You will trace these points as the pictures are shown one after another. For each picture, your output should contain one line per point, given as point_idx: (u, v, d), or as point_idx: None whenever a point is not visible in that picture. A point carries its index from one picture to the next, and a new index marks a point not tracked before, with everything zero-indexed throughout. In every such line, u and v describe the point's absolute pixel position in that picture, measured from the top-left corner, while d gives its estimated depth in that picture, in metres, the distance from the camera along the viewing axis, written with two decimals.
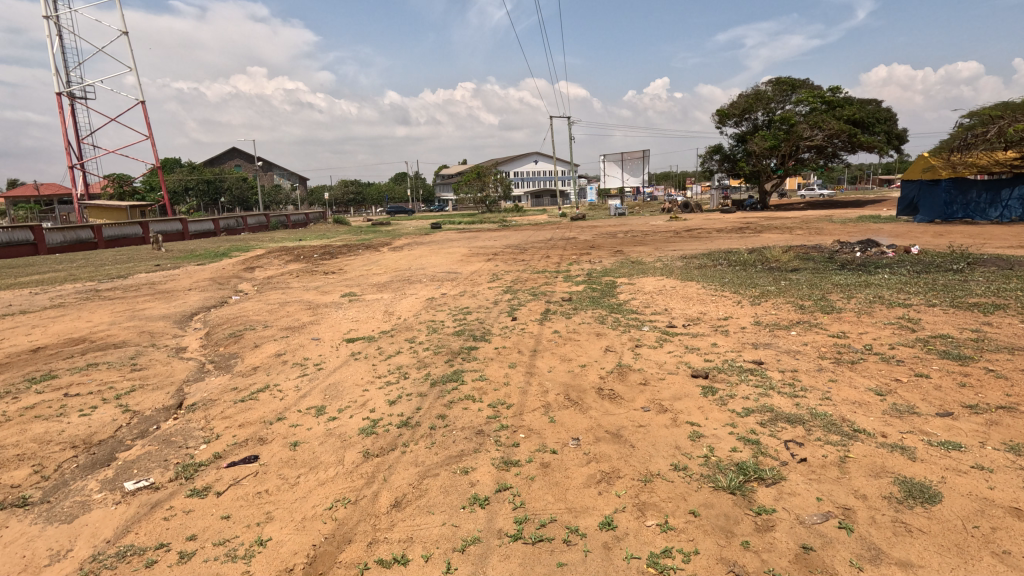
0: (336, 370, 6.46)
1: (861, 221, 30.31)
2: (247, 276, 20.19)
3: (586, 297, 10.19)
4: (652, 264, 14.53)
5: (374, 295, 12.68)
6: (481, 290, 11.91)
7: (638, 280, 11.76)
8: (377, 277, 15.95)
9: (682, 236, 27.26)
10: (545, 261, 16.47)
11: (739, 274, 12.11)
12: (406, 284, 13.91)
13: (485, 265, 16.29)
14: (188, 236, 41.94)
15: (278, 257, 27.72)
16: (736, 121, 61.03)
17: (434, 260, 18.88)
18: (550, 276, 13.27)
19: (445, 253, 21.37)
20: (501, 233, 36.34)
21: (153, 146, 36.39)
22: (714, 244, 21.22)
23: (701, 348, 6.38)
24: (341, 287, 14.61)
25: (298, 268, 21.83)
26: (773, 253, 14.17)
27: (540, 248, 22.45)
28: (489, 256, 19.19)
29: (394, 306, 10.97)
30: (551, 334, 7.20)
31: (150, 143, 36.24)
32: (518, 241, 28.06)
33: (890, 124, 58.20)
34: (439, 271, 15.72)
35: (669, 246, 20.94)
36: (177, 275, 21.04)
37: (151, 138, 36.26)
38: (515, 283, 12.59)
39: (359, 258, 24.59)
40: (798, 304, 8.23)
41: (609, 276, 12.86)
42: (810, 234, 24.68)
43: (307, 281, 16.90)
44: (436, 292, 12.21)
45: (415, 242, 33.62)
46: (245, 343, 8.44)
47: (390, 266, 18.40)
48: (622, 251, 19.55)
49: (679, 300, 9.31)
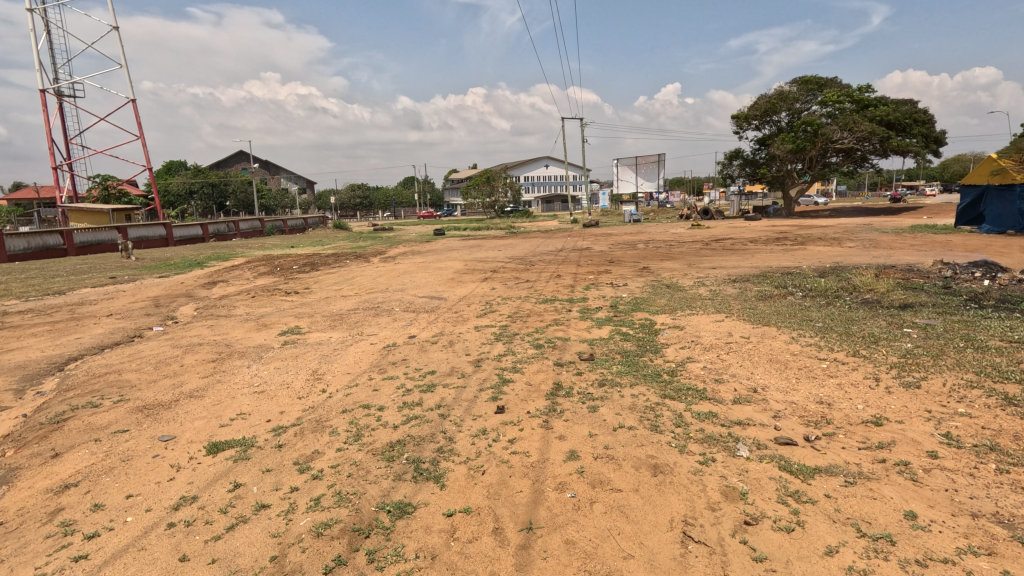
0: (107, 566, 3.04)
1: (916, 232, 26.60)
2: (200, 295, 16.99)
3: (619, 355, 6.74)
4: (695, 291, 11.06)
5: (321, 335, 9.33)
6: (465, 332, 8.49)
7: (686, 322, 8.29)
8: (341, 304, 12.62)
9: (713, 248, 23.75)
10: (556, 283, 13.07)
11: (828, 312, 8.60)
12: (372, 317, 10.57)
13: (479, 289, 12.89)
14: (171, 241, 39.18)
15: (254, 270, 24.59)
16: (757, 124, 57.39)
17: (421, 278, 15.50)
18: (560, 309, 9.83)
19: (436, 267, 18.05)
20: (507, 242, 32.95)
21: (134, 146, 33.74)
22: (759, 260, 17.71)
23: (897, 537, 2.89)
24: (289, 319, 11.24)
25: (264, 284, 18.64)
26: (861, 279, 10.57)
27: (549, 262, 19.01)
28: (486, 273, 15.81)
29: (335, 358, 7.58)
30: (565, 469, 3.75)
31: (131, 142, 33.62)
32: (525, 252, 24.67)
33: (929, 125, 53.75)
34: (420, 297, 12.39)
35: (704, 262, 17.41)
36: (121, 293, 17.90)
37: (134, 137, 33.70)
38: (513, 320, 9.18)
39: (342, 270, 21.34)
40: (998, 392, 4.70)
41: (641, 310, 9.39)
42: (865, 247, 21.11)
43: (259, 306, 13.62)
44: (403, 333, 8.83)
45: (411, 252, 30.29)
46: (47, 443, 5.00)
47: (366, 286, 15.09)
48: (648, 268, 16.06)
49: (769, 368, 5.84)
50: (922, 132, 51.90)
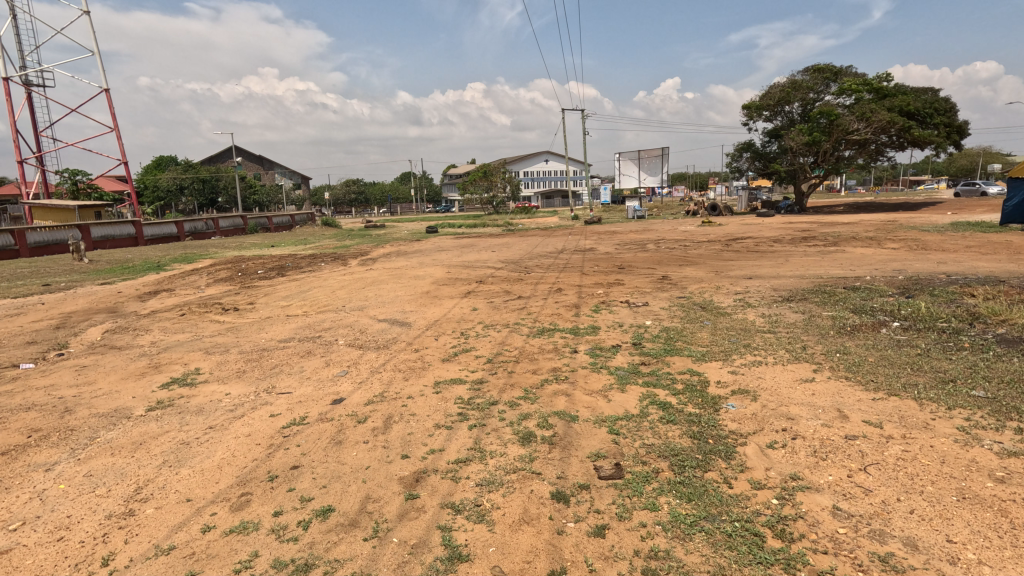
0: None
1: (960, 230, 23.64)
2: (127, 310, 14.12)
3: (666, 467, 3.85)
4: (744, 321, 8.12)
5: (214, 393, 6.39)
6: (417, 396, 5.57)
7: (758, 382, 5.38)
8: (276, 331, 9.69)
9: (734, 249, 20.88)
10: (555, 302, 10.19)
11: (966, 362, 5.65)
12: (302, 355, 7.67)
13: (456, 310, 9.98)
14: (142, 240, 36.41)
15: (212, 274, 21.70)
16: (767, 115, 54.45)
17: (390, 292, 12.58)
18: (562, 349, 6.95)
19: (411, 275, 15.19)
20: (503, 241, 30.11)
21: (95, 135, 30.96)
22: (797, 267, 14.88)
23: None
24: (196, 355, 8.31)
25: (211, 295, 15.80)
26: (977, 303, 7.62)
27: (547, 268, 16.16)
28: (470, 285, 12.94)
29: (198, 449, 4.67)
30: None
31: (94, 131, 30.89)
32: (521, 254, 21.74)
33: (951, 114, 50.54)
34: (376, 323, 9.52)
35: (733, 270, 14.57)
36: (36, 306, 15.06)
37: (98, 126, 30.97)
38: (492, 370, 6.27)
39: (307, 277, 18.42)
40: None
41: (678, 354, 6.50)
42: (913, 250, 18.22)
43: (176, 330, 10.68)
44: (328, 395, 5.91)
45: (397, 252, 27.50)
46: None
47: (321, 303, 12.12)
48: (669, 278, 13.20)
49: (986, 532, 2.90)
50: (944, 122, 48.82)
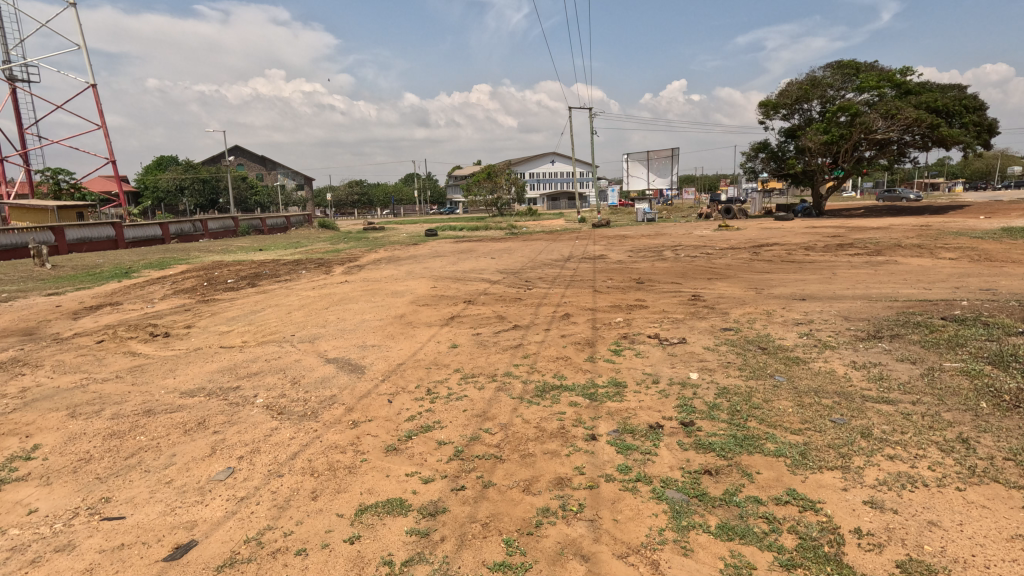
0: None
1: (1017, 237, 20.99)
2: (45, 332, 11.70)
3: None
4: (838, 379, 5.57)
5: (8, 512, 3.94)
6: (315, 552, 3.14)
7: (941, 543, 2.88)
8: (188, 375, 7.20)
9: (765, 258, 18.42)
10: (561, 336, 7.72)
11: None
12: (190, 427, 5.21)
13: (428, 348, 7.52)
14: (122, 243, 34.22)
15: (177, 284, 19.39)
16: (784, 113, 51.79)
17: (355, 316, 10.11)
18: (570, 436, 4.47)
19: (390, 290, 12.74)
20: (504, 246, 27.59)
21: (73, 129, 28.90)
22: (852, 284, 12.36)
23: None
24: (51, 419, 5.86)
25: (155, 312, 13.40)
26: None
27: (552, 282, 13.71)
28: (458, 306, 10.52)
29: None
30: None
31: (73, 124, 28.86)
32: (522, 262, 19.26)
33: (981, 112, 47.68)
34: (317, 368, 7.05)
35: (775, 288, 12.08)
36: None
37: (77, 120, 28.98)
38: (459, 484, 3.83)
39: (277, 290, 16.07)
40: None
41: (760, 452, 4.02)
42: (977, 260, 15.71)
43: (71, 368, 8.23)
44: (173, 534, 3.47)
45: (388, 258, 25.14)
46: None
47: (267, 330, 9.64)
48: (701, 299, 10.67)
49: None
50: (974, 121, 45.89)
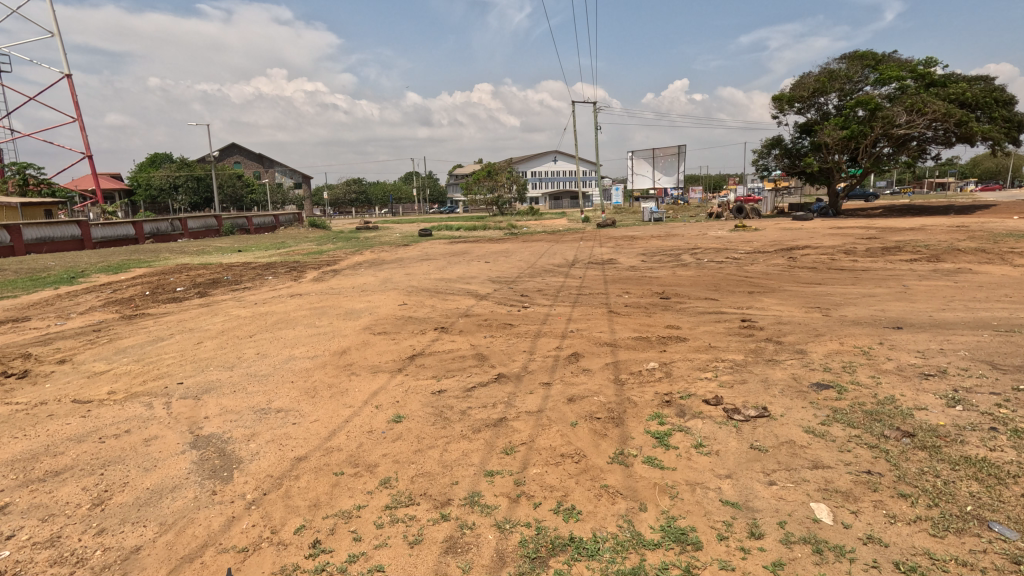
0: None
1: None
2: None
3: None
4: None
5: None
6: None
7: None
8: None
9: (805, 265, 15.57)
10: (569, 402, 4.90)
11: None
12: None
13: (356, 424, 4.68)
14: (89, 244, 31.46)
15: (116, 292, 16.54)
16: (799, 108, 48.66)
17: (283, 352, 7.29)
18: None
19: (345, 308, 9.90)
20: (502, 248, 24.71)
21: (78, 132, 27.10)
22: (941, 302, 9.51)
23: None
24: None
25: (49, 335, 10.50)
26: None
27: (551, 296, 10.88)
28: (425, 336, 7.66)
29: None
30: None
31: (76, 126, 27.01)
32: (519, 269, 16.44)
33: (1010, 106, 44.63)
34: (161, 465, 4.20)
35: (844, 308, 9.21)
36: None
37: (78, 121, 27.12)
38: None
39: (222, 302, 13.25)
40: None
41: None
42: None
43: None
44: None
45: (370, 262, 22.36)
46: None
47: (153, 374, 6.80)
48: (756, 327, 7.81)
49: None
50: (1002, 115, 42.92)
